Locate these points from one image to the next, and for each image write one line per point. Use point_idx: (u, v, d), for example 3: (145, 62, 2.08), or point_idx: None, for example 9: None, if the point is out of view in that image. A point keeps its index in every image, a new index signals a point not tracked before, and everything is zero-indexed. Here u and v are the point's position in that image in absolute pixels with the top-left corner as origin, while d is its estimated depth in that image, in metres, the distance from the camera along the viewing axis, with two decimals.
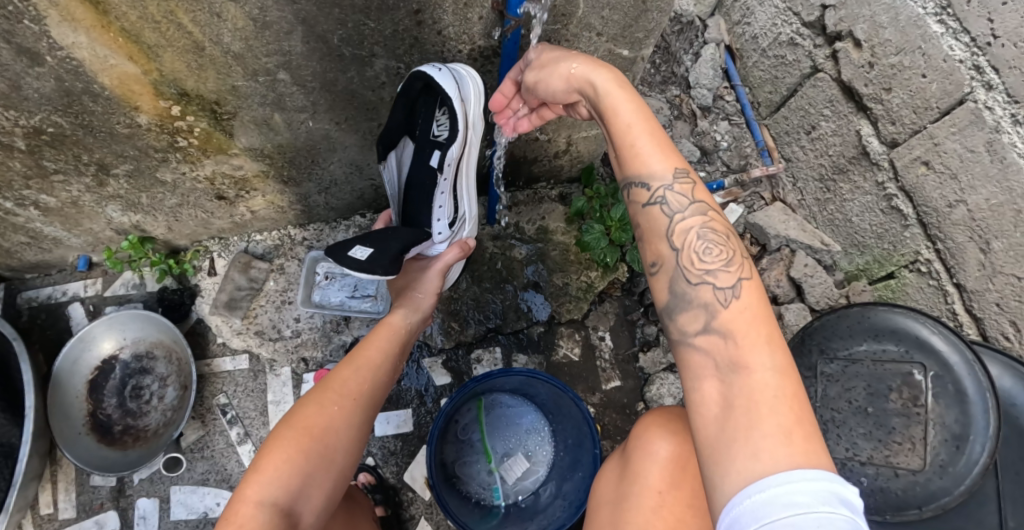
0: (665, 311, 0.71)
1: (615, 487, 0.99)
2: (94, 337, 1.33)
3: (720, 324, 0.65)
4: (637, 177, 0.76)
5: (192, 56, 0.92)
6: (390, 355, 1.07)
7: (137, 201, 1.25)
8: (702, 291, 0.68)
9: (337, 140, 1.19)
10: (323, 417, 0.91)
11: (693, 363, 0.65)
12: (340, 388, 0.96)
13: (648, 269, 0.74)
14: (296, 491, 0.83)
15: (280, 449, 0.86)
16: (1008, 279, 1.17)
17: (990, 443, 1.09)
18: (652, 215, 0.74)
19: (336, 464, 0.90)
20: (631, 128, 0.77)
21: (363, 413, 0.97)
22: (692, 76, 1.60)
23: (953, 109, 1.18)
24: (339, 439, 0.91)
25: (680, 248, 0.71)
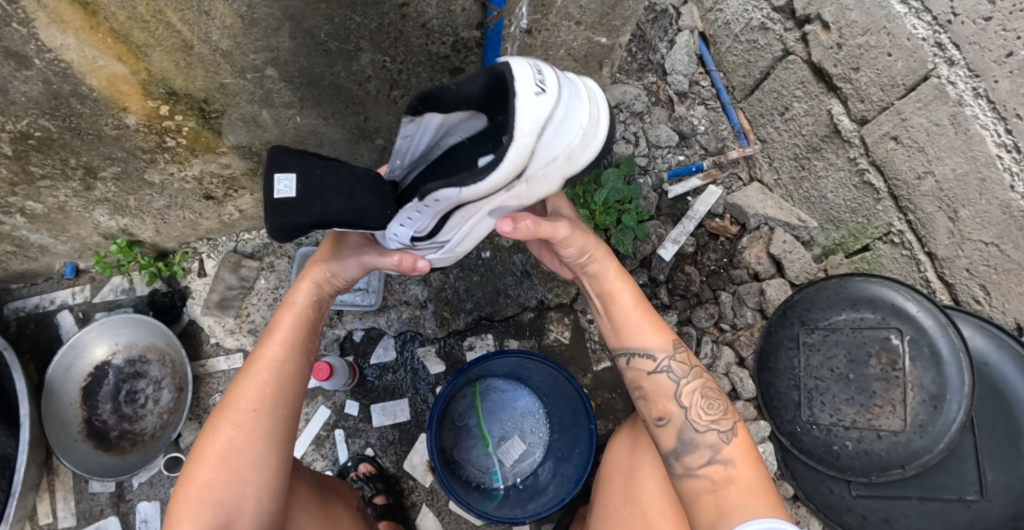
0: (673, 453, 0.96)
1: (626, 457, 1.11)
2: (86, 343, 1.33)
3: (722, 456, 0.92)
4: (638, 348, 1.02)
5: (181, 55, 0.93)
6: (300, 340, 0.98)
7: (125, 204, 1.25)
8: (709, 436, 0.95)
9: (324, 135, 1.19)
10: (222, 445, 0.87)
11: (692, 488, 0.92)
12: (236, 406, 0.90)
13: (654, 422, 1.00)
14: (213, 525, 0.82)
15: (187, 491, 0.85)
16: (976, 245, 1.24)
17: (966, 401, 1.16)
18: (636, 375, 1.02)
19: (254, 481, 0.87)
20: (613, 291, 1.03)
21: (271, 419, 0.91)
22: (668, 63, 1.63)
23: (918, 86, 1.23)
24: (246, 458, 0.87)
25: (688, 405, 0.98)
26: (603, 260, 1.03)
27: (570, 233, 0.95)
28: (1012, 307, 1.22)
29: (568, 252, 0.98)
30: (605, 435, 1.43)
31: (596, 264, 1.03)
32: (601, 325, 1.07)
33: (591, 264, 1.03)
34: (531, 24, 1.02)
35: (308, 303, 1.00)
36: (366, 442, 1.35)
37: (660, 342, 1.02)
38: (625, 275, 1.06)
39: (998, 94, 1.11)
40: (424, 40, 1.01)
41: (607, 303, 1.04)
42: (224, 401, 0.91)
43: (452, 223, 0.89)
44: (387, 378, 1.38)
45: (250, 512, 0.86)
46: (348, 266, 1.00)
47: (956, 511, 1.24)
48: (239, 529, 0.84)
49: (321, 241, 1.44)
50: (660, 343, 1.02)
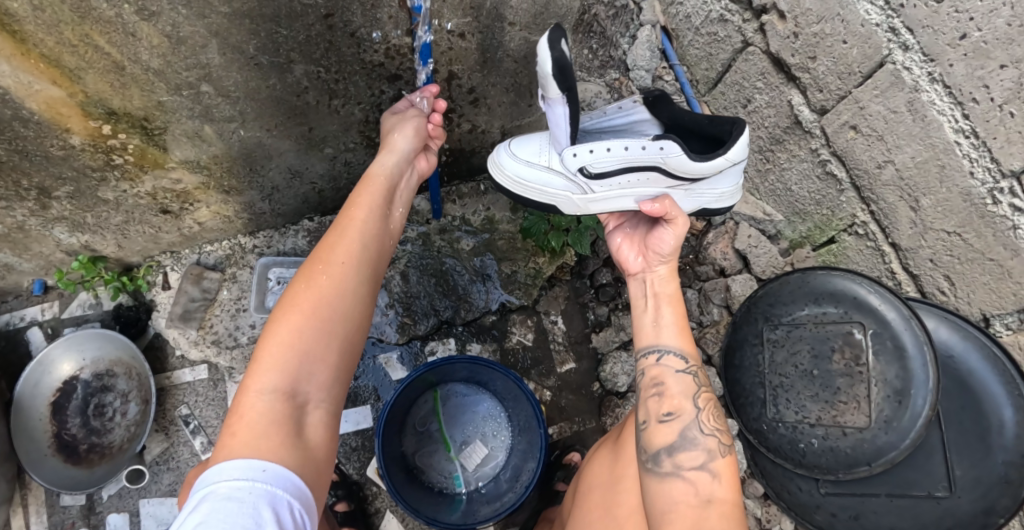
0: (668, 448, 0.88)
1: (608, 471, 1.05)
2: (53, 359, 1.35)
3: (714, 467, 0.85)
4: (667, 345, 0.95)
5: (114, 76, 0.93)
6: (377, 207, 0.99)
7: (83, 221, 1.26)
8: (709, 441, 0.87)
9: (272, 147, 1.18)
10: (308, 294, 0.85)
11: (672, 492, 0.84)
12: (325, 258, 0.90)
13: (659, 417, 0.92)
14: (297, 372, 0.80)
15: (278, 330, 0.82)
16: (938, 234, 1.21)
17: (932, 395, 1.12)
18: (663, 370, 0.94)
19: (339, 337, 0.86)
20: (668, 297, 0.99)
21: (349, 260, 0.91)
22: (630, 58, 1.62)
23: (874, 72, 1.18)
24: (333, 306, 0.86)
25: (702, 408, 0.92)
26: (671, 266, 1.01)
27: (681, 222, 0.99)
28: (977, 297, 1.19)
29: (664, 243, 1.00)
30: (571, 437, 1.42)
31: (667, 265, 1.01)
32: (632, 313, 1.01)
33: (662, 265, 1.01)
34: (461, 27, 1.02)
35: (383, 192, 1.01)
36: None
37: (686, 347, 0.96)
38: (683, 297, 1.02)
39: (953, 78, 1.07)
40: (356, 50, 1.02)
41: (656, 301, 1.00)
42: (315, 255, 0.91)
43: (617, 176, 1.08)
44: (348, 385, 1.38)
45: (324, 372, 0.83)
46: (404, 144, 1.04)
47: (925, 507, 1.20)
48: (315, 379, 0.82)
49: (283, 251, 1.45)
50: (685, 347, 0.95)
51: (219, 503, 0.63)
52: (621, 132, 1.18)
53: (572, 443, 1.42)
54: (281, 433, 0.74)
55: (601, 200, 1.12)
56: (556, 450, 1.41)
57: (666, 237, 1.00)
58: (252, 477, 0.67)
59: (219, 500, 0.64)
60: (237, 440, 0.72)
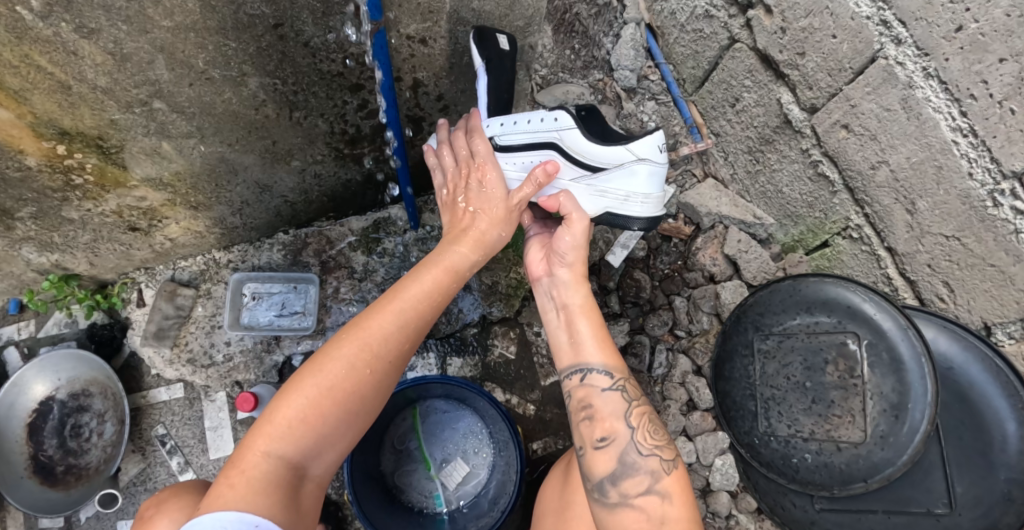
0: (610, 476, 0.83)
1: (559, 496, 1.01)
2: (26, 381, 1.33)
3: (662, 488, 0.82)
4: (581, 363, 0.92)
5: (61, 96, 0.88)
6: (437, 296, 0.94)
7: (51, 240, 1.23)
8: (652, 460, 0.84)
9: (235, 161, 1.16)
10: (345, 376, 0.82)
11: (626, 519, 0.80)
12: (371, 344, 0.85)
13: (595, 443, 0.87)
14: (309, 450, 0.79)
15: (299, 398, 0.80)
16: (936, 238, 1.14)
17: (930, 410, 1.04)
18: (589, 392, 0.89)
19: (355, 424, 0.85)
20: (580, 310, 0.95)
21: (393, 353, 0.88)
22: (613, 59, 1.55)
23: (866, 68, 1.11)
24: (361, 398, 0.84)
25: (637, 426, 0.87)
26: (576, 272, 0.97)
27: (577, 221, 0.97)
28: (978, 305, 1.13)
29: (564, 246, 0.97)
30: (556, 452, 1.38)
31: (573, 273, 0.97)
32: (550, 332, 0.98)
33: (566, 271, 0.97)
34: (422, 32, 1.01)
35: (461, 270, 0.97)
36: None
37: (609, 361, 0.91)
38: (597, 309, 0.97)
39: (949, 73, 0.99)
40: (311, 59, 1.02)
41: (566, 314, 0.96)
42: (361, 325, 0.86)
43: (520, 152, 1.09)
44: None
45: (333, 452, 0.84)
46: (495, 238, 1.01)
47: (924, 525, 1.15)
48: (322, 460, 0.82)
49: (258, 265, 1.42)
50: (609, 363, 0.91)
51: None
52: None
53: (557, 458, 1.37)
54: (276, 497, 0.74)
55: (503, 177, 1.09)
56: (540, 465, 1.36)
57: (565, 238, 0.98)
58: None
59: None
60: (234, 495, 0.71)
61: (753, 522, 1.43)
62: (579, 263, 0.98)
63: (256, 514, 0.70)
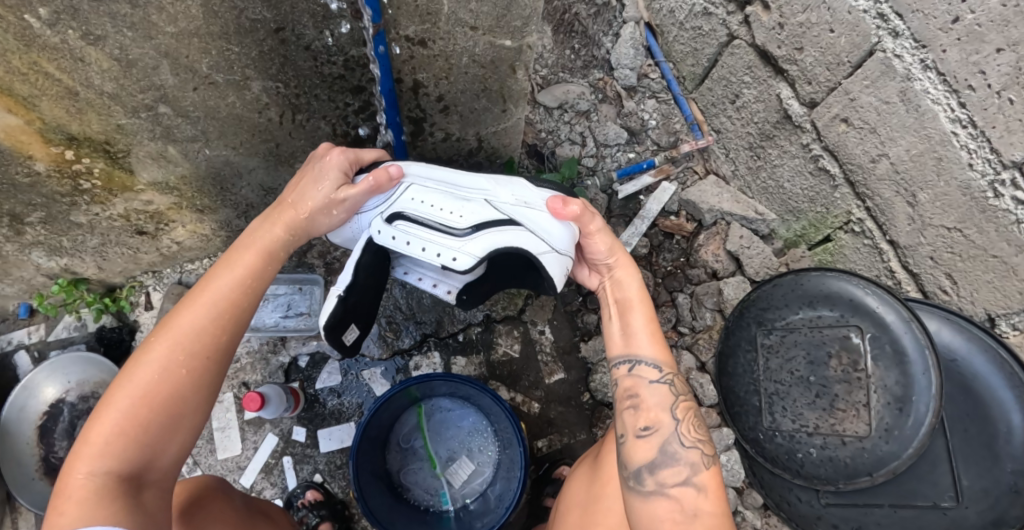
0: (648, 465, 0.84)
1: (585, 490, 1.01)
2: (36, 384, 1.35)
3: (698, 481, 0.83)
4: (635, 356, 0.92)
5: (69, 102, 0.90)
6: (256, 271, 0.89)
7: (60, 245, 1.25)
8: (691, 453, 0.84)
9: (239, 165, 1.18)
10: (156, 383, 0.77)
11: (661, 508, 0.82)
12: (182, 333, 0.80)
13: (637, 432, 0.88)
14: (135, 460, 0.75)
15: (112, 414, 0.75)
16: (938, 231, 1.14)
17: (934, 403, 1.05)
18: (636, 381, 0.90)
19: (189, 418, 0.80)
20: (636, 303, 0.96)
21: (207, 344, 0.82)
22: (613, 57, 1.55)
23: (864, 62, 1.12)
24: (183, 392, 0.79)
25: (681, 419, 0.88)
26: (622, 260, 0.99)
27: (598, 232, 0.96)
28: (981, 296, 1.12)
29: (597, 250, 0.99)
30: (561, 450, 1.38)
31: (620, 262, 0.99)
32: (606, 327, 0.99)
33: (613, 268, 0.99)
34: (419, 34, 0.99)
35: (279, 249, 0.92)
36: (314, 468, 1.33)
37: (660, 356, 0.92)
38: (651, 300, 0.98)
39: (946, 65, 1.00)
40: (312, 63, 1.00)
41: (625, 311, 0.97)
42: (170, 325, 0.81)
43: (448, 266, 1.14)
44: (331, 402, 1.36)
45: (172, 453, 0.79)
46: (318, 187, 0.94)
47: (931, 519, 1.14)
48: (158, 465, 0.78)
49: None
50: (659, 357, 0.92)
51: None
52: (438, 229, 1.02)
53: (562, 455, 1.38)
54: (113, 512, 0.71)
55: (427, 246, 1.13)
56: (546, 463, 1.37)
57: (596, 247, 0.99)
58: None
59: None
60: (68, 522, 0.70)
61: (760, 518, 1.43)
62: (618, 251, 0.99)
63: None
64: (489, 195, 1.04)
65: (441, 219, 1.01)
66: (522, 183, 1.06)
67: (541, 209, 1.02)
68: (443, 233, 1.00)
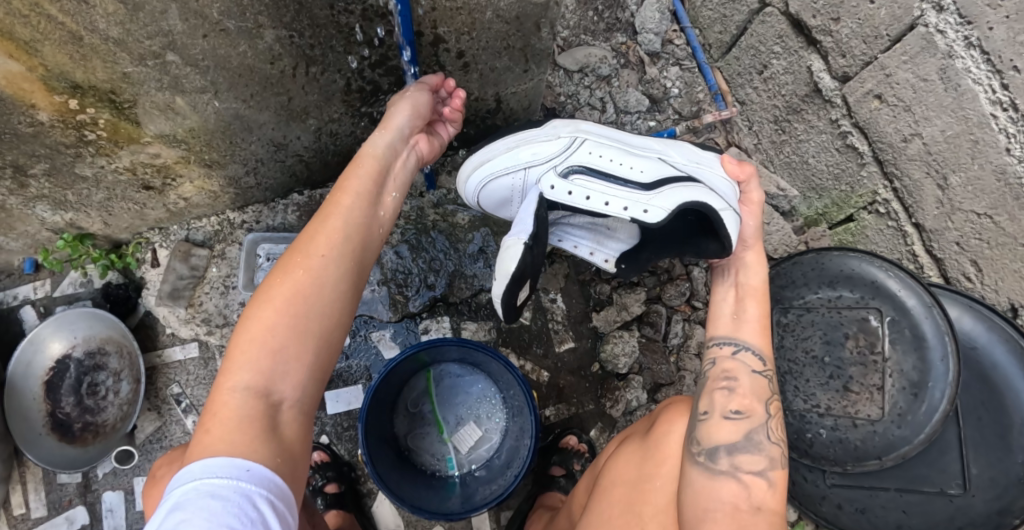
0: (728, 446, 0.84)
1: (634, 466, 0.97)
2: (42, 339, 1.33)
3: (772, 476, 0.83)
4: (732, 337, 0.97)
5: (73, 47, 0.86)
6: (365, 194, 0.93)
7: (65, 199, 1.22)
8: (772, 448, 0.85)
9: (250, 119, 1.14)
10: (289, 283, 0.79)
11: (727, 488, 0.81)
12: (307, 248, 0.83)
13: (726, 413, 0.88)
14: (272, 370, 0.74)
15: (261, 315, 0.76)
16: (967, 216, 1.10)
17: (950, 389, 1.04)
18: (737, 366, 0.93)
19: (318, 328, 0.79)
20: (760, 290, 1.02)
21: (327, 255, 0.84)
22: (637, 21, 1.49)
23: (904, 36, 1.06)
24: (312, 303, 0.79)
25: (770, 415, 0.90)
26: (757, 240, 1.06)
27: (757, 202, 1.07)
28: (1006, 285, 1.09)
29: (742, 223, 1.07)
30: (569, 419, 1.38)
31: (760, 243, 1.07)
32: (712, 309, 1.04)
33: (751, 254, 1.05)
34: None
35: (369, 189, 0.94)
36: (320, 429, 1.32)
37: (763, 347, 0.96)
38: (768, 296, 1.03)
39: (992, 43, 0.94)
40: (329, 11, 0.96)
41: (741, 294, 1.02)
42: (295, 247, 0.84)
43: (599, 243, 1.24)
44: (338, 364, 1.33)
45: (303, 370, 0.77)
46: (399, 121, 1.01)
47: (936, 505, 1.14)
48: (291, 378, 0.76)
49: (272, 226, 1.45)
50: (763, 348, 0.95)
51: (200, 502, 0.60)
52: (612, 188, 1.10)
53: (569, 425, 1.38)
54: (256, 431, 0.69)
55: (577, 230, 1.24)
56: (553, 432, 1.38)
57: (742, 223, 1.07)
58: (235, 478, 0.64)
59: (202, 497, 0.61)
60: (211, 439, 0.67)
61: None
62: (758, 226, 1.06)
63: (246, 459, 0.66)
64: (664, 157, 1.14)
65: (621, 175, 1.11)
66: (689, 148, 1.17)
67: (715, 168, 1.11)
68: (628, 186, 1.09)
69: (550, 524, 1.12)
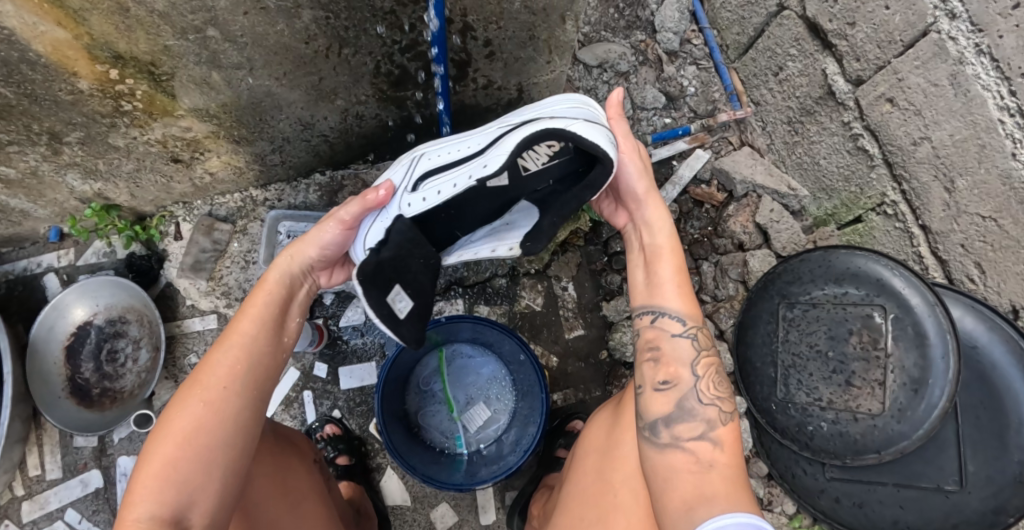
0: (665, 419, 0.87)
1: (605, 434, 1.03)
2: (66, 304, 1.37)
3: (715, 435, 0.84)
4: (653, 305, 0.95)
5: (119, 18, 0.89)
6: (271, 315, 0.91)
7: (95, 168, 1.26)
8: (710, 409, 0.86)
9: (280, 97, 1.18)
10: (191, 418, 0.79)
11: (675, 458, 0.83)
12: (210, 380, 0.82)
13: (656, 385, 0.91)
14: (178, 497, 0.76)
15: (160, 452, 0.77)
16: (972, 219, 1.13)
17: (950, 387, 1.07)
18: (658, 333, 0.93)
19: (224, 456, 0.80)
20: (661, 252, 0.97)
21: (237, 383, 0.84)
22: (657, 19, 1.53)
23: (917, 42, 1.10)
24: (217, 432, 0.80)
25: (702, 376, 0.90)
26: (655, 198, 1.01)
27: (626, 138, 1.00)
28: (1009, 287, 1.12)
29: (627, 173, 1.00)
30: (576, 405, 1.41)
31: (657, 200, 1.01)
32: (633, 278, 1.02)
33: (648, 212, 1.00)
34: None
35: (281, 288, 0.94)
36: (333, 403, 1.36)
37: (686, 310, 0.94)
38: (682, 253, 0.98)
39: (1001, 51, 0.97)
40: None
41: (652, 261, 0.98)
42: (198, 376, 0.83)
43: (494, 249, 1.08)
44: (354, 340, 1.38)
45: (214, 493, 0.79)
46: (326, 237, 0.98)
47: (932, 500, 1.17)
48: (201, 504, 0.78)
49: (294, 205, 1.49)
50: (685, 310, 0.94)
51: None
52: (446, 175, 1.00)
53: (576, 410, 1.41)
54: None
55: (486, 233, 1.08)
56: (559, 416, 1.40)
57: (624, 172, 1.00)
58: None
59: None
60: None
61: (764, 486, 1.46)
62: (644, 180, 1.01)
63: None
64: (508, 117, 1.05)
65: (456, 158, 1.03)
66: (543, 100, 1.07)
67: (551, 104, 1.01)
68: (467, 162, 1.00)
69: (546, 505, 1.16)
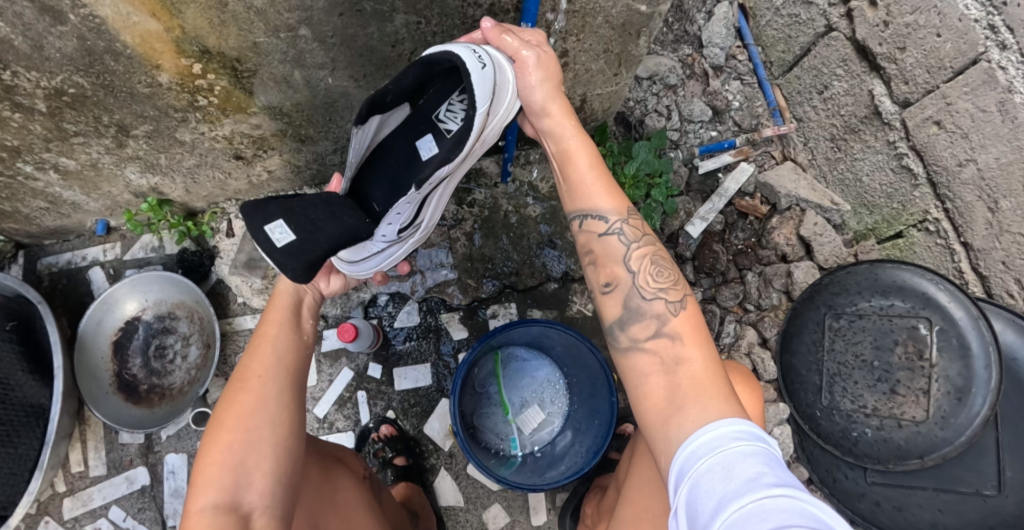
0: (619, 323, 0.84)
1: None
2: (117, 299, 1.36)
3: (669, 328, 0.80)
4: (588, 209, 0.90)
5: (215, 13, 0.89)
6: (291, 316, 0.96)
7: (156, 161, 1.25)
8: (656, 303, 0.83)
9: (354, 98, 1.19)
10: (235, 409, 0.84)
11: (640, 362, 0.80)
12: (247, 375, 0.88)
13: (601, 290, 0.88)
14: (232, 481, 0.78)
15: (214, 444, 0.81)
16: (1015, 238, 1.19)
17: (992, 397, 1.10)
18: (589, 237, 0.89)
19: (269, 439, 0.83)
20: (577, 155, 0.92)
21: (275, 377, 0.88)
22: (705, 35, 1.58)
23: (966, 69, 1.16)
24: (259, 417, 0.84)
25: (639, 270, 0.86)
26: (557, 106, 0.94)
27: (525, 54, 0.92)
28: None
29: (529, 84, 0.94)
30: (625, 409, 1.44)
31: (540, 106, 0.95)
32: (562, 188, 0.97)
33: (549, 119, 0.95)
34: None
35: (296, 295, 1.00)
36: (387, 404, 1.37)
37: (610, 202, 0.89)
38: (593, 148, 0.93)
39: None
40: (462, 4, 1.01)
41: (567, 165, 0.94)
42: (237, 375, 0.88)
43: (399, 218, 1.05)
44: (409, 342, 1.39)
45: (266, 477, 0.81)
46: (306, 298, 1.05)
47: (971, 504, 1.22)
48: (255, 486, 0.79)
49: None
50: (610, 204, 0.89)
51: None
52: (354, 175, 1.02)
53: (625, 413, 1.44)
54: None
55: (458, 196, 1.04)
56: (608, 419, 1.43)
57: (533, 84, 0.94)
58: None
59: None
60: None
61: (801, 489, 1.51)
62: (543, 86, 0.94)
63: None
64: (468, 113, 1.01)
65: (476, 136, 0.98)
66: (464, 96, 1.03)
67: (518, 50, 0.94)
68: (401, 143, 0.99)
69: (600, 506, 1.16)
